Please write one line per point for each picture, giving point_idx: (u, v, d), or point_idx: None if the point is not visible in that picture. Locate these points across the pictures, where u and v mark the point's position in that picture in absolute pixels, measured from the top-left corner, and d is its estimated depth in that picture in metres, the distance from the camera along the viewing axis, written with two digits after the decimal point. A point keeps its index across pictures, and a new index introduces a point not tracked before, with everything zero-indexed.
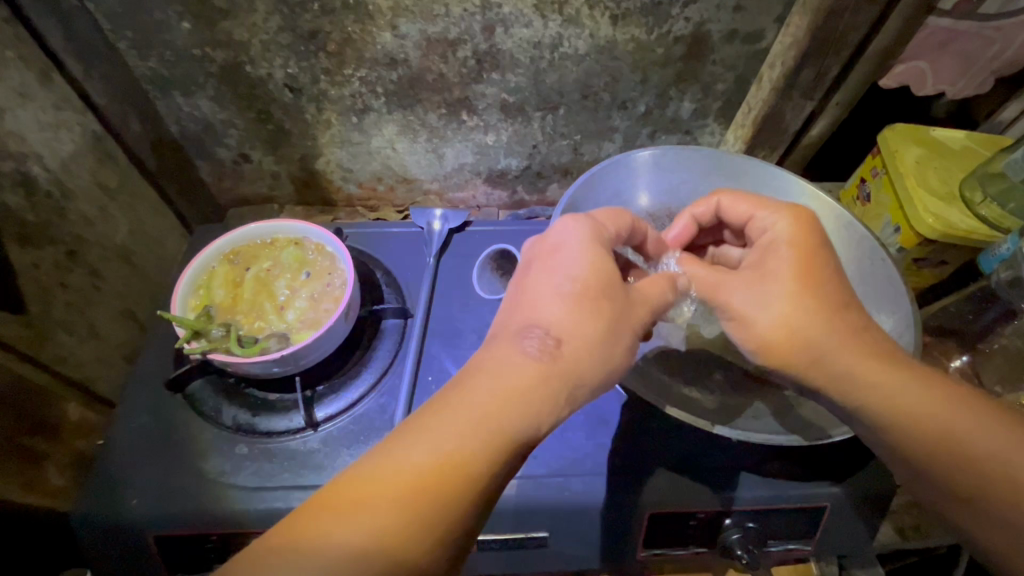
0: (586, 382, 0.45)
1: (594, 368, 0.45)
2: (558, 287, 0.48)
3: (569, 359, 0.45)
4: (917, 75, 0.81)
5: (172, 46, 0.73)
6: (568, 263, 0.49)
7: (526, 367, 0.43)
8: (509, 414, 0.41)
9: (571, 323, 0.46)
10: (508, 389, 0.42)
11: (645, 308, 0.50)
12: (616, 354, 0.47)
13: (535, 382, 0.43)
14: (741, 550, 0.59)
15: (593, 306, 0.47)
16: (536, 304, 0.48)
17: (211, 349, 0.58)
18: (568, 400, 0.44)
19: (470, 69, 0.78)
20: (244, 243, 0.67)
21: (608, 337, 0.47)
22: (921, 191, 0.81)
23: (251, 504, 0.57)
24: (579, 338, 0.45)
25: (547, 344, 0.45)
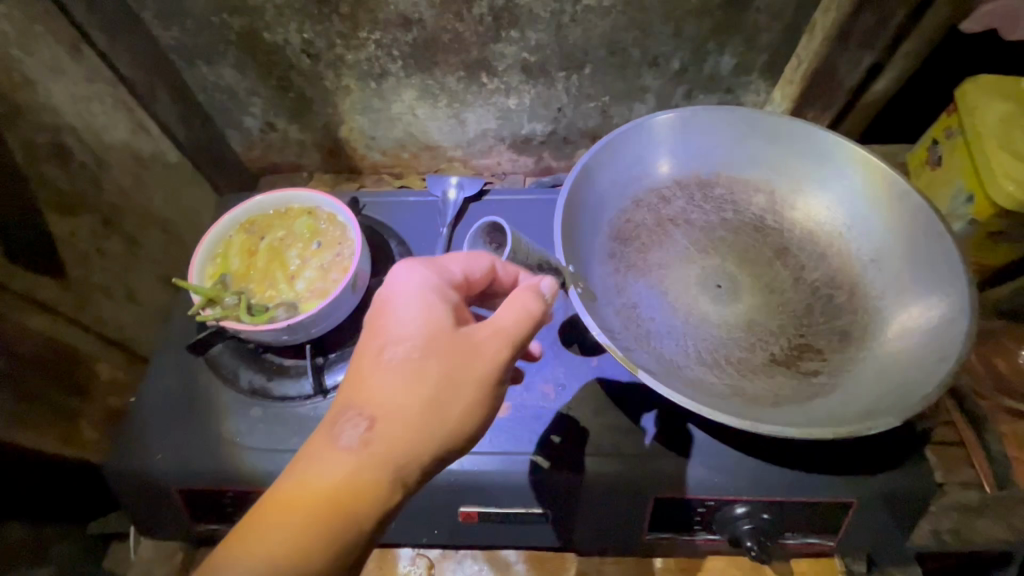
0: (413, 456, 0.43)
1: (432, 442, 0.44)
2: (390, 350, 0.45)
3: (396, 433, 0.43)
4: (1008, 16, 0.69)
5: (191, 14, 0.74)
6: (393, 329, 0.46)
7: (350, 452, 0.42)
8: (341, 501, 0.41)
9: (383, 397, 0.44)
10: (330, 479, 0.41)
11: (484, 365, 0.45)
12: (440, 423, 0.44)
13: (359, 468, 0.42)
14: (750, 542, 0.56)
15: (412, 376, 0.44)
16: (360, 378, 0.45)
17: (223, 317, 0.59)
18: (407, 473, 0.43)
19: (487, 27, 0.74)
20: (259, 212, 0.68)
21: (435, 408, 0.44)
22: (1001, 155, 0.70)
23: (263, 465, 0.59)
24: (401, 416, 0.43)
25: (369, 423, 0.43)
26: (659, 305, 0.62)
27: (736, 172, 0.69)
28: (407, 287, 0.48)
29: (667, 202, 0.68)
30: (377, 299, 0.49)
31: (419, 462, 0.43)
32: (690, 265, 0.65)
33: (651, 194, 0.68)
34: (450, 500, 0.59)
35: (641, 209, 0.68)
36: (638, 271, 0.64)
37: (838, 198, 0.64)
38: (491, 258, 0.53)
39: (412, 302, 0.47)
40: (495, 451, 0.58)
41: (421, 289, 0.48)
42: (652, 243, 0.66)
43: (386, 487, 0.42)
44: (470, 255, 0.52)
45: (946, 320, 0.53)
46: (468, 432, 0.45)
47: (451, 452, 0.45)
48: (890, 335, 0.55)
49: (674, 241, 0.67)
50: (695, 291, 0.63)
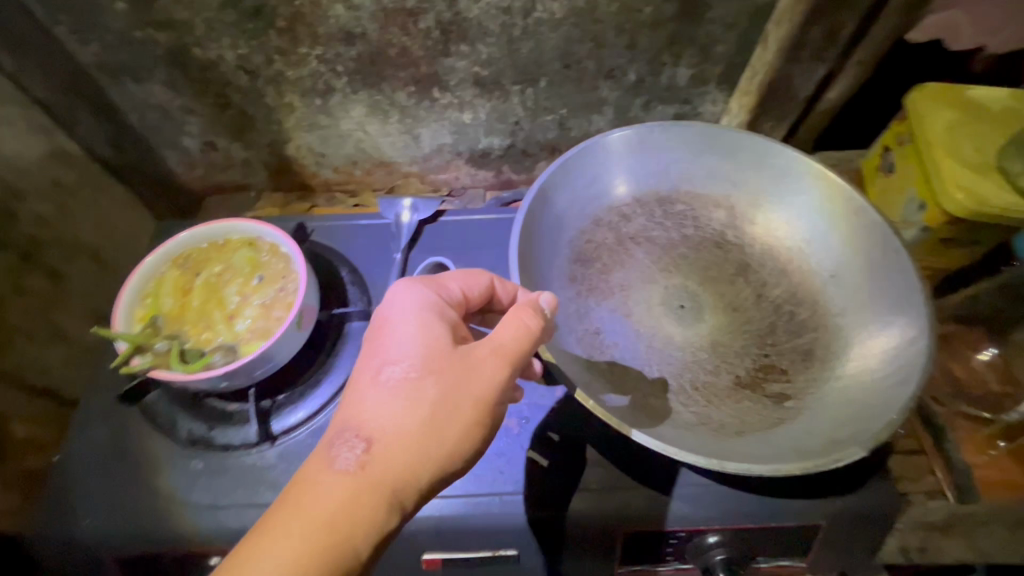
0: (411, 476, 0.43)
1: (430, 460, 0.44)
2: (391, 368, 0.46)
3: (394, 452, 0.43)
4: (951, 27, 0.69)
5: (110, 29, 0.68)
6: (392, 350, 0.47)
7: (348, 473, 0.42)
8: (334, 525, 0.40)
9: (382, 417, 0.44)
10: (328, 502, 0.41)
11: (483, 382, 0.47)
12: (438, 441, 0.45)
13: (357, 488, 0.41)
14: (722, 572, 0.55)
15: (411, 396, 0.45)
16: (358, 401, 0.46)
17: (153, 366, 0.54)
18: (403, 495, 0.43)
19: (435, 41, 0.71)
20: (195, 245, 0.63)
21: (433, 427, 0.45)
22: (951, 163, 0.71)
23: (204, 523, 0.55)
24: (398, 436, 0.43)
25: (367, 443, 0.43)
26: (622, 330, 0.60)
27: (696, 188, 0.68)
28: (408, 308, 0.49)
29: (626, 221, 0.67)
30: (376, 321, 0.50)
31: (417, 482, 0.44)
32: (652, 286, 0.64)
33: (610, 213, 0.67)
34: (412, 548, 0.56)
35: (600, 229, 0.66)
36: (600, 295, 0.62)
37: (798, 213, 0.64)
38: (489, 279, 0.55)
39: (412, 323, 0.48)
40: (458, 494, 0.56)
41: (422, 309, 0.49)
42: (613, 264, 0.64)
43: (383, 508, 0.42)
44: (468, 273, 0.55)
45: (908, 337, 0.52)
46: (464, 452, 0.46)
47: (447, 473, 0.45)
48: (853, 352, 0.55)
49: (634, 261, 0.65)
50: (659, 313, 0.62)
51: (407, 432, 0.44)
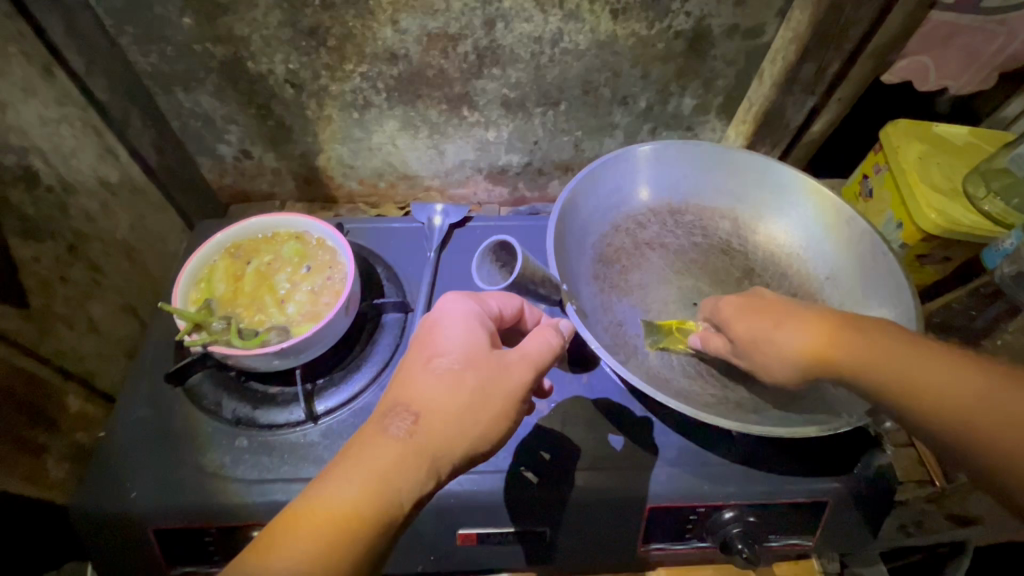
0: (452, 452, 0.43)
1: (468, 442, 0.44)
2: (436, 358, 0.46)
3: (439, 427, 0.43)
4: (920, 70, 0.80)
5: (173, 41, 0.74)
6: (440, 342, 0.47)
7: (397, 441, 0.41)
8: (383, 483, 0.40)
9: (430, 397, 0.44)
10: (379, 462, 0.40)
11: (519, 374, 0.47)
12: (478, 423, 0.44)
13: (404, 457, 0.41)
14: (740, 544, 0.59)
15: (457, 384, 0.45)
16: (409, 379, 0.45)
17: (211, 342, 0.58)
18: (441, 468, 0.42)
19: (470, 64, 0.78)
20: (245, 236, 0.67)
21: (474, 413, 0.44)
22: (924, 187, 0.80)
23: (250, 496, 0.57)
24: (444, 412, 0.43)
25: (416, 417, 0.43)
26: (643, 323, 0.66)
27: (704, 200, 0.75)
28: (455, 309, 0.50)
29: (642, 228, 0.73)
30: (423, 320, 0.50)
31: (453, 460, 0.43)
32: (667, 285, 0.69)
33: (628, 220, 0.73)
34: (447, 523, 0.58)
35: (619, 234, 0.72)
36: (622, 291, 0.68)
37: (794, 224, 0.71)
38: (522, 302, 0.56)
39: (456, 322, 0.49)
40: (493, 470, 0.59)
41: (469, 312, 0.50)
42: (631, 265, 0.70)
43: (423, 477, 0.41)
44: (504, 293, 0.54)
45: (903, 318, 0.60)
46: (496, 440, 0.45)
47: (478, 456, 0.45)
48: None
49: (650, 262, 0.71)
50: (676, 308, 0.67)
51: (452, 413, 0.43)
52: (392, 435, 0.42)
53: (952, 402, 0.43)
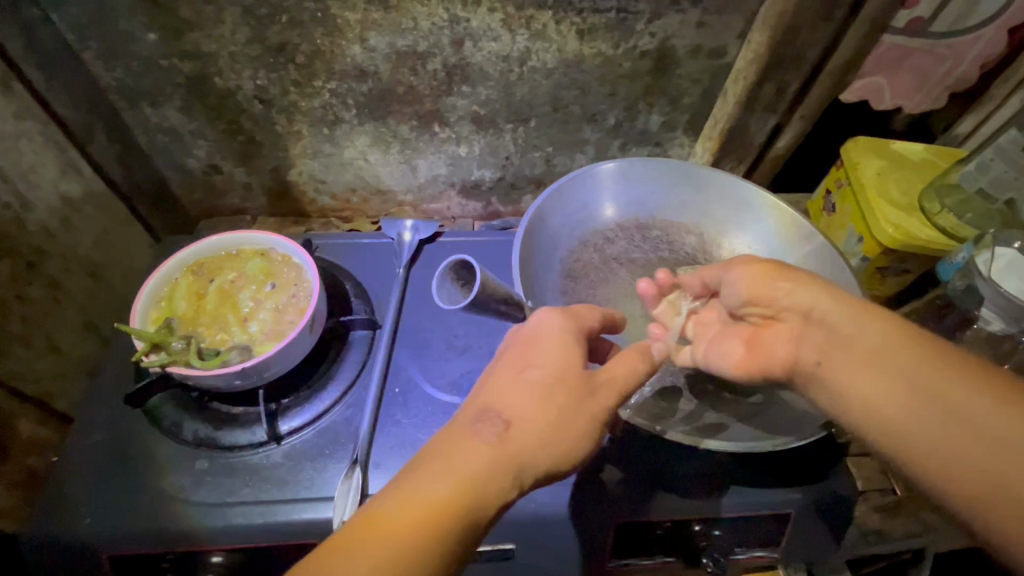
0: (535, 463, 0.43)
1: (553, 454, 0.44)
2: (526, 372, 0.47)
3: (527, 437, 0.44)
4: (876, 90, 0.83)
5: (138, 57, 0.73)
6: (539, 352, 0.49)
7: (488, 444, 0.42)
8: (475, 482, 0.40)
9: (524, 405, 0.45)
10: (473, 462, 0.41)
11: (603, 397, 0.48)
12: (564, 438, 0.45)
13: (497, 460, 0.42)
14: (707, 558, 0.60)
15: (547, 396, 0.46)
16: (506, 386, 0.47)
17: (170, 362, 0.57)
18: (525, 478, 0.43)
19: (440, 81, 0.79)
20: (208, 254, 0.66)
21: (557, 428, 0.45)
22: (882, 202, 0.82)
23: (207, 520, 0.55)
24: (533, 422, 0.44)
25: (504, 426, 0.44)
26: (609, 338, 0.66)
27: (670, 216, 0.76)
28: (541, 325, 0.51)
29: (610, 243, 0.74)
30: (512, 336, 0.52)
31: (537, 471, 0.43)
32: (634, 299, 0.70)
33: (595, 236, 0.74)
34: None
35: (587, 249, 0.73)
36: (590, 307, 0.69)
37: (756, 239, 0.73)
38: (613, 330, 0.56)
39: (550, 336, 0.50)
40: None
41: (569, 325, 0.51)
42: (599, 280, 0.71)
43: (509, 481, 0.42)
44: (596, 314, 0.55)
45: None
46: (577, 459, 0.46)
47: (560, 472, 0.45)
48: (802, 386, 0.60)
49: (617, 277, 0.72)
50: (641, 324, 0.68)
51: (543, 423, 0.44)
52: (485, 436, 0.43)
53: (897, 387, 0.44)
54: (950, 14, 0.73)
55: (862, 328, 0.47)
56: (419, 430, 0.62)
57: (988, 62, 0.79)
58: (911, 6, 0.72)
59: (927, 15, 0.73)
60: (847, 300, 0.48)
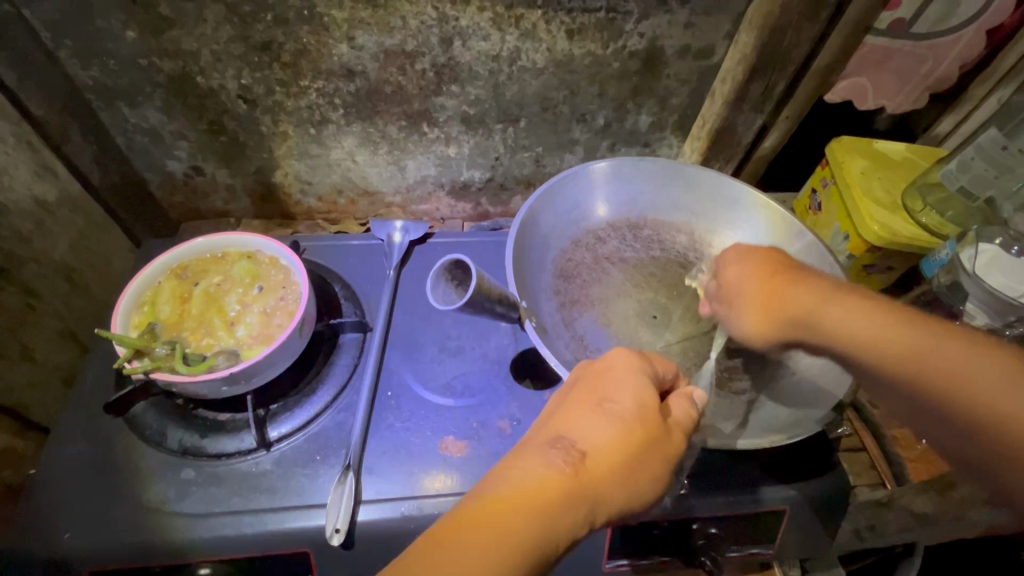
0: (604, 506, 0.40)
1: (625, 497, 0.41)
2: (601, 404, 0.44)
3: (600, 478, 0.40)
4: (859, 90, 0.84)
5: (116, 55, 0.71)
6: (614, 386, 0.45)
7: (561, 474, 0.39)
8: (547, 514, 0.37)
9: (599, 438, 0.42)
10: (543, 494, 0.38)
11: (678, 438, 0.44)
12: (638, 481, 0.41)
13: (569, 495, 0.38)
14: (705, 557, 0.60)
15: (625, 432, 0.42)
16: (578, 416, 0.44)
17: (154, 369, 0.55)
18: (593, 519, 0.39)
19: (429, 81, 0.78)
20: (192, 257, 0.65)
21: (631, 469, 0.41)
22: (867, 201, 0.83)
23: (194, 532, 0.53)
24: (608, 461, 0.41)
25: (579, 459, 0.40)
26: (603, 337, 0.66)
27: (661, 216, 0.76)
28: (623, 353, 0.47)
29: (602, 243, 0.74)
30: (587, 368, 0.48)
31: (605, 516, 0.40)
32: (628, 299, 0.70)
33: (587, 236, 0.74)
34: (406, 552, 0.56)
35: (579, 249, 0.73)
36: (583, 306, 0.68)
37: (747, 238, 0.73)
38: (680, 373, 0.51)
39: (629, 370, 0.46)
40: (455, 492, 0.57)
41: (644, 361, 0.47)
42: (592, 280, 0.71)
43: (576, 524, 0.38)
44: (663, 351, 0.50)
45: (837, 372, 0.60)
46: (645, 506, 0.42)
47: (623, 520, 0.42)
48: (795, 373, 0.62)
49: (610, 277, 0.72)
50: (635, 323, 0.68)
51: (618, 461, 0.41)
52: (559, 466, 0.39)
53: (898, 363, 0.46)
54: (930, 15, 0.75)
55: (839, 332, 0.49)
56: (411, 434, 0.61)
57: (967, 63, 0.81)
58: (892, 9, 0.74)
59: (908, 17, 0.75)
60: (821, 299, 0.51)
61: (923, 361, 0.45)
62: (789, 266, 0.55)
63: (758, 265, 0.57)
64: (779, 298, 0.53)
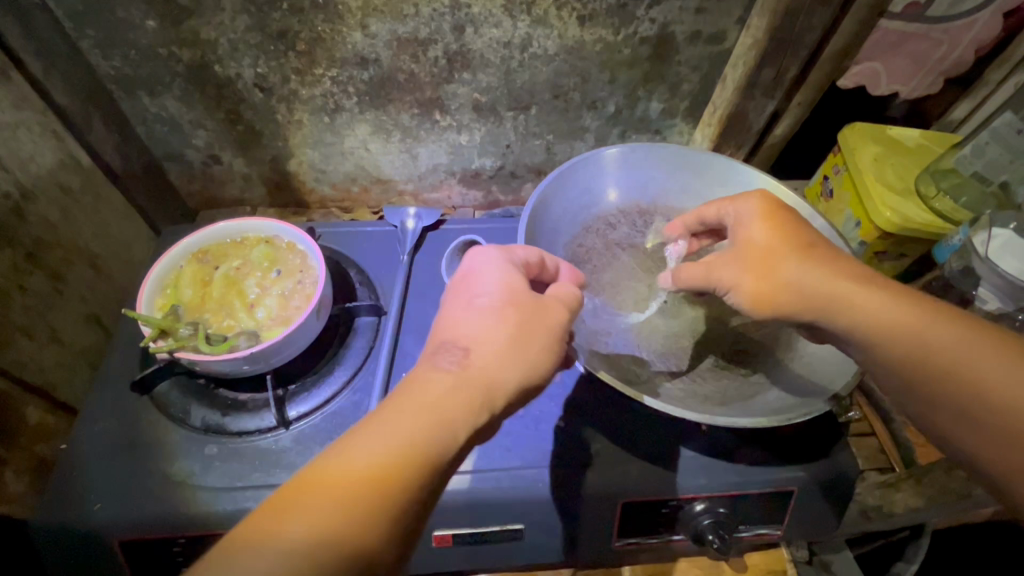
0: (499, 386, 0.42)
1: (518, 370, 0.43)
2: (475, 301, 0.46)
3: (490, 362, 0.42)
4: (872, 76, 0.84)
5: (136, 45, 0.72)
6: (479, 281, 0.48)
7: (449, 374, 0.41)
8: (439, 410, 0.39)
9: (478, 331, 0.44)
10: (435, 394, 0.40)
11: (555, 311, 0.48)
12: (529, 355, 0.44)
13: (459, 387, 0.40)
14: (711, 535, 0.60)
15: (499, 315, 0.45)
16: (454, 320, 0.46)
17: (178, 348, 0.57)
18: (495, 402, 0.41)
19: (441, 69, 0.79)
20: (212, 241, 0.66)
21: (516, 345, 0.44)
22: (879, 187, 0.82)
23: (219, 504, 0.56)
24: (492, 345, 0.43)
25: (465, 353, 0.43)
26: (614, 321, 0.67)
27: (671, 202, 0.77)
28: (485, 252, 0.50)
29: (612, 228, 0.75)
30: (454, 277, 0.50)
31: (506, 392, 0.42)
32: (638, 283, 0.71)
33: (598, 221, 0.75)
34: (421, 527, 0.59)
35: (590, 235, 0.74)
36: (593, 290, 0.69)
37: None
38: (557, 261, 0.55)
39: (492, 266, 0.49)
40: (470, 470, 0.60)
41: (507, 257, 0.50)
42: (602, 265, 0.72)
43: (476, 411, 0.40)
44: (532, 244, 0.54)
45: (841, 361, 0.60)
46: (545, 372, 0.45)
47: (526, 395, 0.44)
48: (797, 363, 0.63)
49: (620, 262, 0.73)
50: (645, 307, 0.69)
51: (501, 344, 0.43)
52: (445, 365, 0.41)
53: (908, 335, 0.47)
54: None
55: (840, 306, 0.50)
56: None
57: (983, 47, 0.80)
58: None
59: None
60: (818, 263, 0.52)
61: (938, 343, 0.46)
62: (790, 220, 0.56)
63: (775, 224, 0.56)
64: (782, 261, 0.53)
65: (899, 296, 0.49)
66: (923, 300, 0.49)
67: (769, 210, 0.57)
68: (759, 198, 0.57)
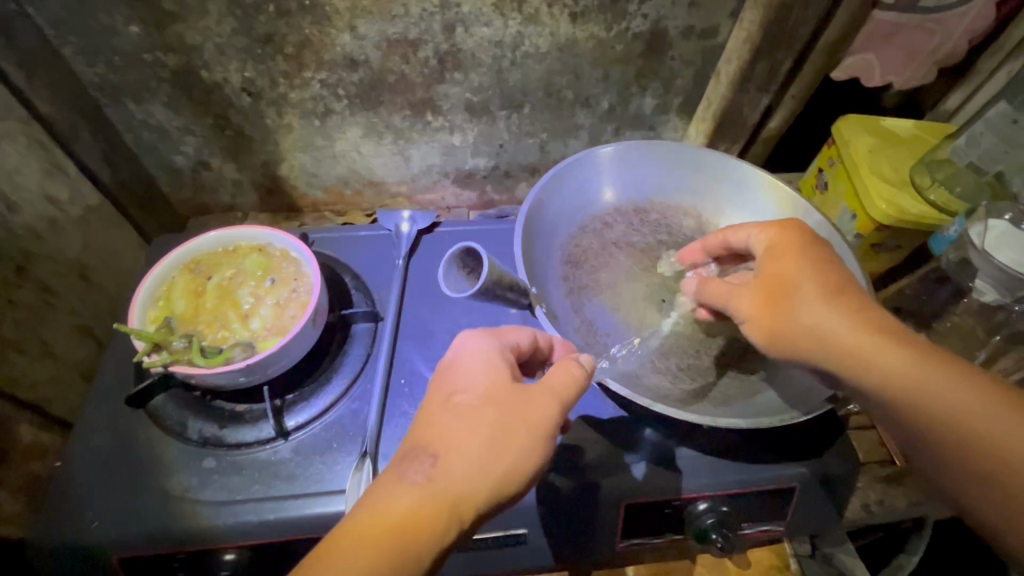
0: (469, 497, 0.41)
1: (491, 483, 0.42)
2: (456, 399, 0.46)
3: (460, 472, 0.42)
4: (867, 68, 0.83)
5: (120, 51, 0.71)
6: (461, 378, 0.48)
7: (416, 487, 0.40)
8: (403, 536, 0.38)
9: (454, 437, 0.44)
10: (397, 511, 0.39)
11: (543, 404, 0.46)
12: (503, 462, 0.43)
13: (425, 503, 0.40)
14: (715, 534, 0.60)
15: (475, 417, 0.45)
16: (433, 422, 0.45)
17: (172, 361, 0.56)
18: (464, 514, 0.40)
19: (432, 69, 0.78)
20: (204, 251, 0.65)
21: (491, 449, 0.43)
22: (875, 179, 0.82)
23: (218, 518, 0.55)
24: (464, 452, 0.43)
25: (434, 461, 0.42)
26: (612, 321, 0.67)
27: (668, 200, 0.76)
28: (472, 344, 0.50)
29: (609, 228, 0.74)
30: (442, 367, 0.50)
31: (477, 504, 0.41)
32: (636, 283, 0.70)
33: (595, 221, 0.74)
34: None
35: (586, 235, 0.73)
36: (592, 291, 0.69)
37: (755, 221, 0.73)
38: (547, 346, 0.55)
39: (476, 362, 0.49)
40: None
41: (492, 349, 0.50)
42: (600, 265, 0.71)
43: (441, 531, 0.39)
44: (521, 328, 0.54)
45: None
46: (524, 480, 0.44)
47: (503, 502, 0.43)
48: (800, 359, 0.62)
49: (618, 262, 0.72)
50: (645, 306, 0.68)
51: (474, 453, 0.42)
52: (412, 478, 0.41)
53: (929, 396, 0.44)
54: None
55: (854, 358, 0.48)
56: None
57: (976, 35, 0.80)
58: None
59: None
60: (840, 313, 0.49)
61: (960, 412, 0.43)
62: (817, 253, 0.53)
63: (799, 258, 0.53)
64: (800, 304, 0.51)
65: (923, 357, 0.46)
66: (956, 370, 0.45)
67: (795, 244, 0.54)
68: (781, 229, 0.55)
